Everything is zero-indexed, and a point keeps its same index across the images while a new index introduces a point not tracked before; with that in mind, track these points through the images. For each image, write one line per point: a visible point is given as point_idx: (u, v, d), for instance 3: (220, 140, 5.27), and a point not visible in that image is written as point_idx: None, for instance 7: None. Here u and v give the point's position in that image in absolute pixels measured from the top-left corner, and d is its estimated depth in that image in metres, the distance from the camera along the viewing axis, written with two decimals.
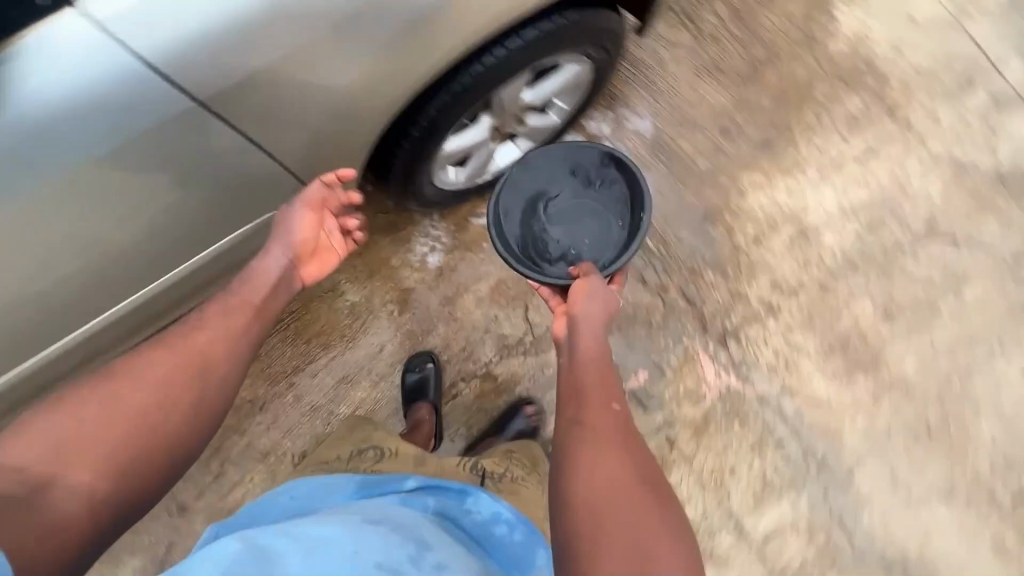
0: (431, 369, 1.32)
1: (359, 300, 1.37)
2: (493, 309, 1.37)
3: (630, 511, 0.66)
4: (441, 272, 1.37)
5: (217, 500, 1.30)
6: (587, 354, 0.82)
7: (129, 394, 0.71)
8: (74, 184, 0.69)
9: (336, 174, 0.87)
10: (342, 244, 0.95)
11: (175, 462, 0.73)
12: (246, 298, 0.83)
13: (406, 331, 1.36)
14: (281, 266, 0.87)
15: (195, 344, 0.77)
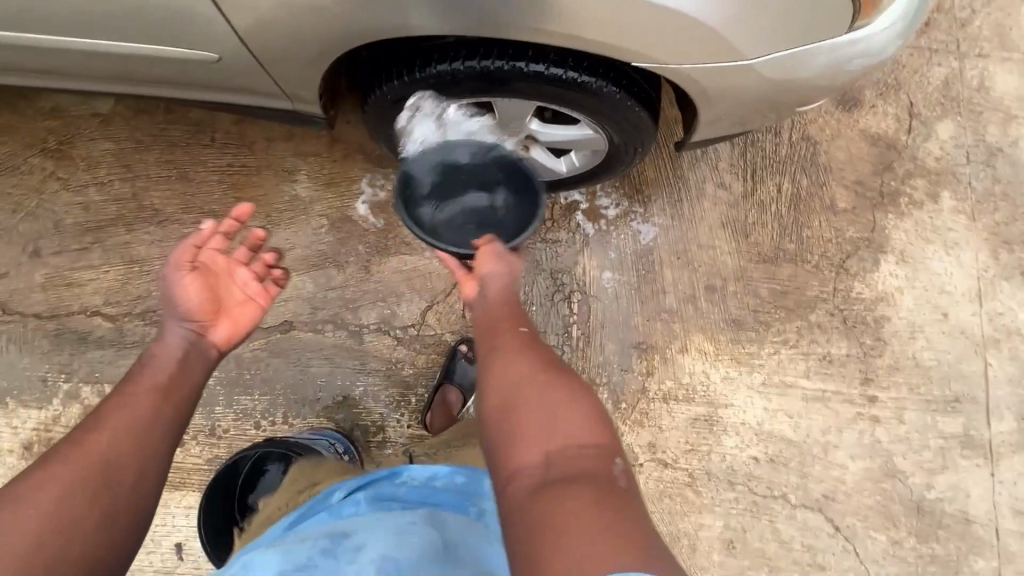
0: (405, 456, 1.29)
1: (302, 196, 1.37)
2: (402, 285, 1.36)
3: (535, 404, 0.71)
4: (384, 224, 1.37)
5: (67, 266, 1.32)
6: (498, 312, 0.85)
7: (25, 513, 0.63)
8: None
9: (232, 217, 0.94)
10: (261, 292, 0.98)
11: (119, 546, 0.68)
12: (148, 380, 0.80)
13: (320, 249, 1.36)
14: (185, 338, 0.86)
15: (99, 444, 0.70)
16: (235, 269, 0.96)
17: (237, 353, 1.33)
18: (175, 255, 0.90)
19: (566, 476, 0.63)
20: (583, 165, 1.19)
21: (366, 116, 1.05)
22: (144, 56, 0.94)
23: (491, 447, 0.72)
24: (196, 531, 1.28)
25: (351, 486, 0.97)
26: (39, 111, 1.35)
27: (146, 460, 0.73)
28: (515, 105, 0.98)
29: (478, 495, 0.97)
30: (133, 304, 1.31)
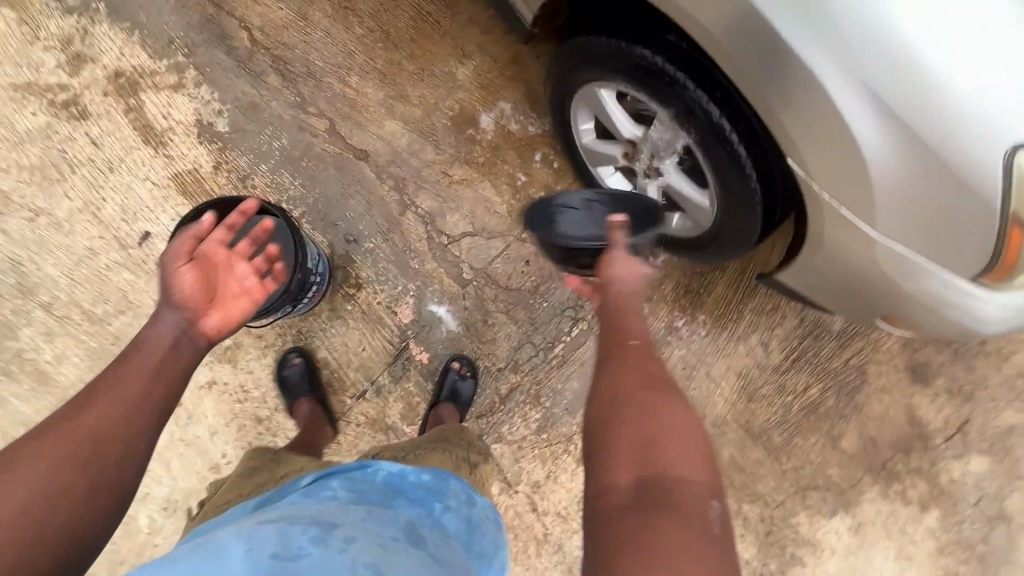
0: (299, 362, 1.32)
1: (457, 76, 1.45)
2: (468, 201, 1.42)
3: (643, 407, 0.74)
4: (495, 148, 1.44)
5: None
6: (615, 320, 0.88)
7: (7, 491, 0.65)
8: None
9: (239, 207, 1.01)
10: (258, 287, 0.96)
11: (115, 496, 0.72)
12: (136, 365, 0.80)
13: (434, 124, 1.44)
14: (174, 324, 0.87)
15: (83, 423, 0.72)
16: (235, 262, 0.96)
17: (310, 140, 1.40)
18: (176, 243, 0.92)
19: (660, 501, 0.64)
20: (675, 229, 1.23)
21: (553, 62, 1.17)
22: None
23: (593, 437, 0.75)
24: (165, 235, 1.34)
25: (320, 473, 0.88)
26: None
27: (127, 438, 0.73)
28: (670, 132, 1.03)
29: (447, 491, 0.88)
30: (276, 45, 1.42)
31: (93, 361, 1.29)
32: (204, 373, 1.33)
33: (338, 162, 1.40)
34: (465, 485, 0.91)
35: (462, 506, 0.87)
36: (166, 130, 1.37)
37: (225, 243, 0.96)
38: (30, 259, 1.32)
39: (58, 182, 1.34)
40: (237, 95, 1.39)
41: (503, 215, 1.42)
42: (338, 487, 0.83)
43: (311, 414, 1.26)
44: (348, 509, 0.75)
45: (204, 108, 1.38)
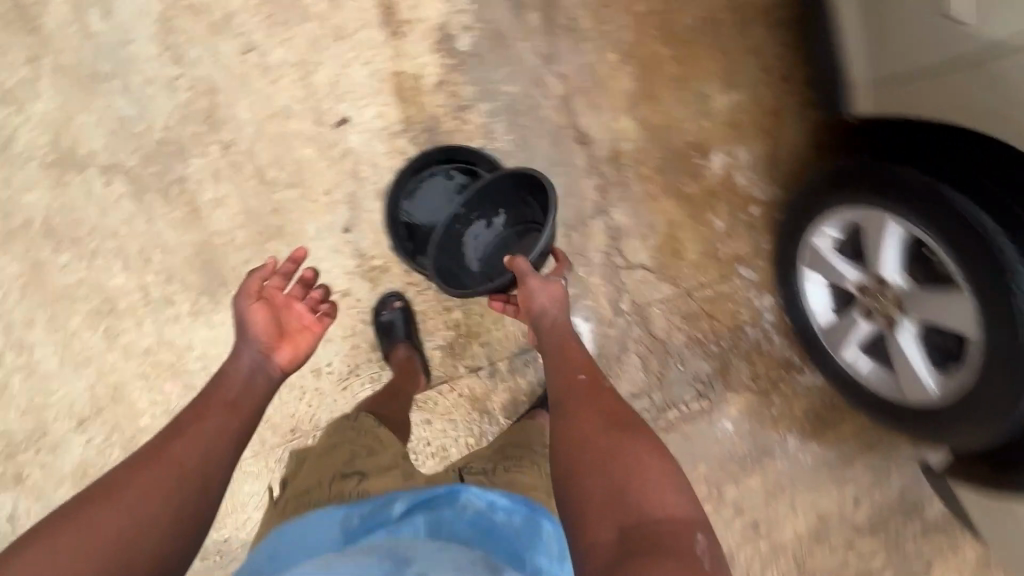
0: (402, 310, 1.26)
1: (711, 103, 1.32)
2: (659, 233, 1.33)
3: (620, 457, 0.76)
4: (710, 193, 1.34)
5: None
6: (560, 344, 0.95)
7: (103, 515, 0.68)
8: None
9: (292, 256, 0.97)
10: (315, 320, 0.97)
11: (195, 523, 0.73)
12: (219, 398, 0.84)
13: (666, 140, 1.32)
14: (253, 359, 0.89)
15: (171, 455, 0.75)
16: (291, 302, 0.96)
17: (540, 100, 1.29)
18: (246, 282, 0.94)
19: (651, 541, 0.67)
20: (860, 374, 1.17)
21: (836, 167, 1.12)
22: None
23: (567, 487, 0.78)
24: (363, 129, 1.26)
25: (411, 499, 0.85)
26: None
27: (208, 471, 0.76)
28: (950, 303, 0.95)
29: (542, 544, 0.83)
30: None
31: (249, 221, 1.26)
32: (341, 280, 1.28)
33: (556, 135, 1.30)
34: (558, 531, 0.86)
35: (556, 561, 0.82)
36: (408, 20, 1.26)
37: (281, 288, 0.97)
38: (226, 91, 1.24)
39: (283, 26, 1.24)
40: (491, 18, 1.27)
41: (685, 263, 1.34)
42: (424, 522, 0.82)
43: (408, 362, 1.23)
44: (425, 546, 0.74)
45: (455, 16, 1.26)
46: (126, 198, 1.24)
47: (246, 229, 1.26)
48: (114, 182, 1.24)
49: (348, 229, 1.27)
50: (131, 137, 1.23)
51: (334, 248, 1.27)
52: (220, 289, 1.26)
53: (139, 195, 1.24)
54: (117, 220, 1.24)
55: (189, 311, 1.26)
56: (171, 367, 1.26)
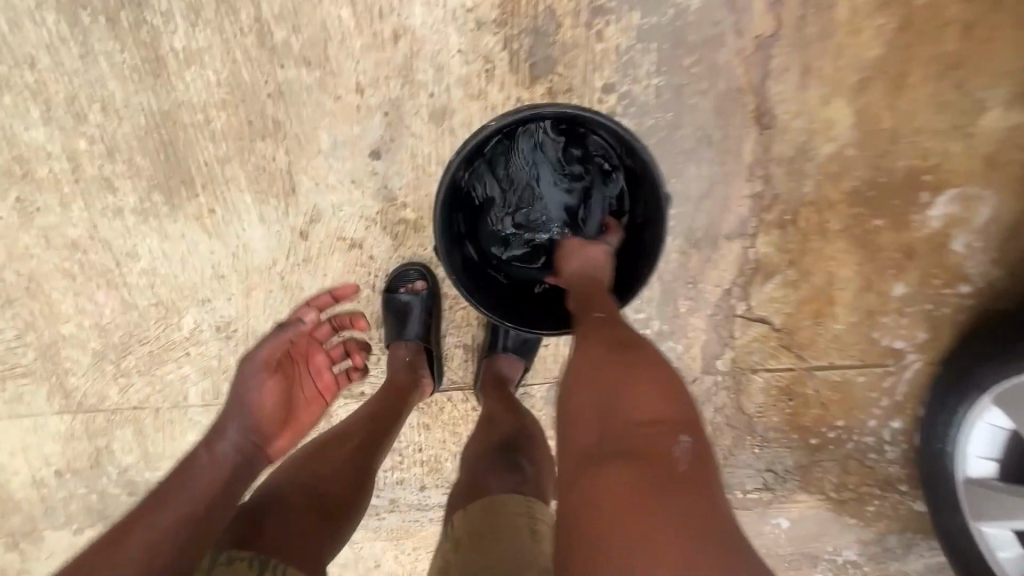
0: (422, 294, 0.91)
1: (979, 119, 0.83)
2: (810, 285, 0.92)
3: (618, 381, 0.54)
4: (907, 252, 0.90)
5: None
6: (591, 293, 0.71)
7: None
8: None
9: (330, 292, 0.88)
10: (333, 384, 0.92)
11: None
12: (206, 476, 0.69)
13: (883, 156, 0.85)
14: (245, 434, 0.78)
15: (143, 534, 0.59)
16: (314, 354, 0.91)
17: (724, 34, 0.79)
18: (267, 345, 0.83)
19: (636, 462, 0.47)
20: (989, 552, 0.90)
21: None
22: None
23: (563, 442, 0.55)
24: (436, 3, 0.78)
25: None
26: None
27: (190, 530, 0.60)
28: None
29: None
30: None
31: (235, 101, 0.83)
32: (352, 225, 0.89)
33: (726, 100, 0.82)
34: None
35: None
36: None
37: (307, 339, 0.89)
38: None
39: None
40: None
41: (824, 334, 0.95)
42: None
43: (409, 369, 0.90)
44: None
45: None
46: (52, 10, 0.79)
47: (228, 110, 0.83)
48: None
49: (376, 154, 0.85)
50: None
51: (352, 177, 0.87)
52: (181, 190, 0.88)
53: (72, 11, 0.79)
54: (37, 42, 0.81)
55: (135, 207, 0.89)
56: (106, 275, 0.93)
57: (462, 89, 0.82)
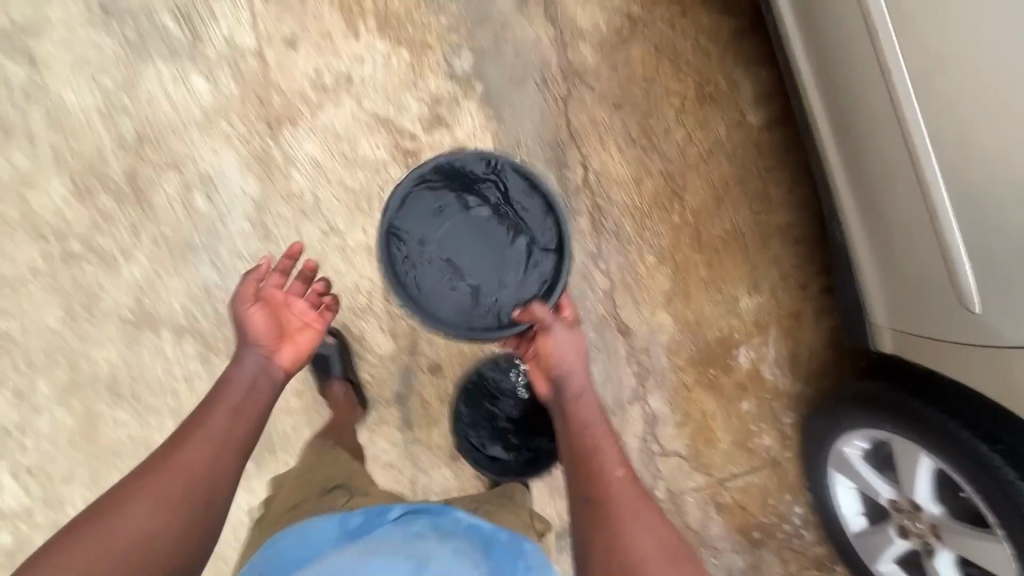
0: (336, 346, 1.33)
1: (739, 305, 1.46)
2: (693, 420, 1.41)
3: (653, 544, 0.86)
4: (741, 386, 1.43)
5: (615, 130, 1.50)
6: (593, 439, 0.99)
7: (130, 510, 0.81)
8: (908, 126, 1.02)
9: (292, 250, 1.10)
10: (315, 317, 1.14)
11: (213, 500, 0.88)
12: (227, 405, 0.98)
13: (699, 334, 1.44)
14: (255, 361, 1.04)
15: (186, 459, 0.88)
16: (291, 300, 1.13)
17: (586, 292, 1.43)
18: (242, 288, 1.07)
19: None
20: None
21: (849, 390, 1.22)
22: (860, 196, 1.16)
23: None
24: None
25: (408, 508, 0.94)
26: (726, 70, 1.58)
27: (222, 465, 0.91)
28: (991, 551, 1.03)
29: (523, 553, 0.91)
30: (602, 194, 1.47)
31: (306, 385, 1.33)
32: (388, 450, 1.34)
33: (599, 324, 1.42)
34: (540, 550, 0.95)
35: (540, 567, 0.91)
36: None
37: (282, 289, 1.11)
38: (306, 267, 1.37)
39: (364, 213, 1.40)
40: None
41: (716, 451, 1.40)
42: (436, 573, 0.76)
43: (345, 398, 1.33)
44: (441, 544, 0.83)
45: None
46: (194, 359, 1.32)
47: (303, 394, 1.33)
48: (186, 342, 1.33)
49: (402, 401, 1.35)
50: (209, 302, 1.34)
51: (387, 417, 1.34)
52: None
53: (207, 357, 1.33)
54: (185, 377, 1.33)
55: None
56: None
57: (447, 351, 1.38)
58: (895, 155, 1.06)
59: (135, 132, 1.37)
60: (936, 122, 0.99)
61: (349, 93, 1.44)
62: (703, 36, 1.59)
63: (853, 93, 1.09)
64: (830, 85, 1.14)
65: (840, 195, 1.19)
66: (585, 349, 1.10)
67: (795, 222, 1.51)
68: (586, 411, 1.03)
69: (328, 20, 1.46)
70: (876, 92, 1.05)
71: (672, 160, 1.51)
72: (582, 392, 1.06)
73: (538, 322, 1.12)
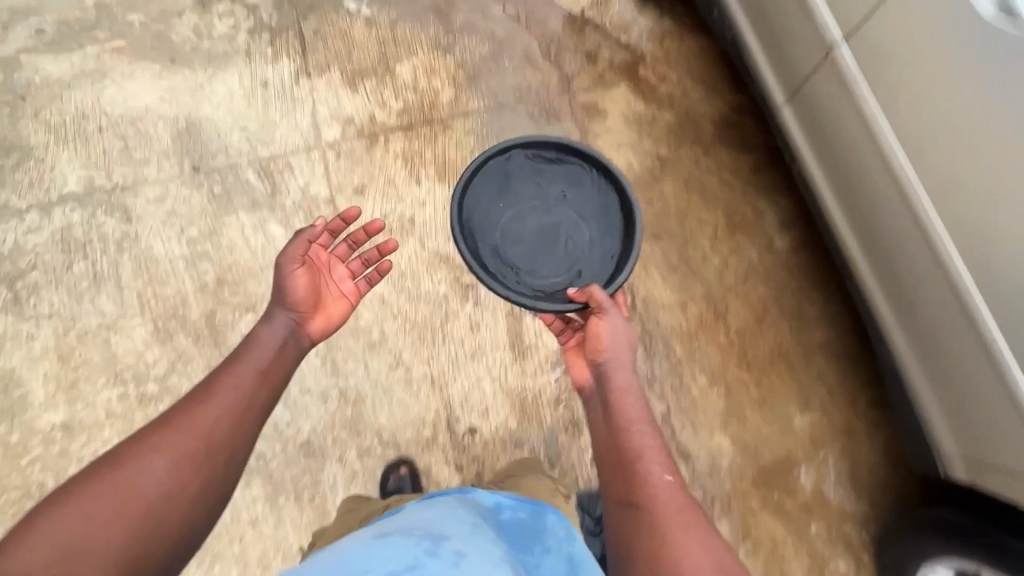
0: (406, 475, 1.38)
1: (793, 423, 1.49)
2: (761, 546, 1.39)
3: (679, 521, 0.90)
4: (807, 508, 1.42)
5: (656, 258, 1.62)
6: (640, 423, 1.06)
7: (153, 464, 0.87)
8: (922, 267, 1.21)
9: (349, 211, 1.33)
10: (352, 289, 1.32)
11: (228, 470, 0.95)
12: (253, 368, 1.08)
13: (758, 455, 1.46)
14: (287, 322, 1.20)
15: (204, 420, 0.96)
16: (334, 264, 1.32)
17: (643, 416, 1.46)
18: (291, 249, 1.24)
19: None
20: None
21: (932, 514, 1.25)
22: (897, 316, 1.34)
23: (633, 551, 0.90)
24: (489, 437, 1.42)
25: (426, 496, 1.04)
26: (750, 201, 1.74)
27: (240, 436, 0.98)
28: None
29: (541, 531, 1.02)
30: (650, 319, 1.55)
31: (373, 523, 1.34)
32: None
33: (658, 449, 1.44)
34: (563, 522, 1.04)
35: (562, 545, 1.00)
36: (532, 344, 1.49)
37: (330, 253, 1.31)
38: (373, 400, 1.42)
39: (428, 345, 1.47)
40: None
41: None
42: (455, 545, 0.85)
43: None
44: (456, 524, 0.92)
45: None
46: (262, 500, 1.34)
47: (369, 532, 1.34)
48: (254, 483, 1.36)
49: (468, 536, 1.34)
50: (280, 440, 1.38)
51: None
52: None
53: (274, 496, 1.35)
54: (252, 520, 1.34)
55: None
56: None
57: None
58: (918, 288, 1.25)
59: (215, 276, 1.47)
60: (943, 267, 1.16)
61: (412, 234, 1.57)
62: (726, 171, 1.77)
63: (886, 241, 1.30)
64: (867, 232, 1.35)
65: (888, 321, 1.37)
66: (633, 339, 1.20)
67: (835, 338, 1.59)
68: (631, 407, 1.08)
69: (392, 171, 1.63)
70: (881, 184, 1.25)
71: (712, 284, 1.61)
72: (622, 387, 1.14)
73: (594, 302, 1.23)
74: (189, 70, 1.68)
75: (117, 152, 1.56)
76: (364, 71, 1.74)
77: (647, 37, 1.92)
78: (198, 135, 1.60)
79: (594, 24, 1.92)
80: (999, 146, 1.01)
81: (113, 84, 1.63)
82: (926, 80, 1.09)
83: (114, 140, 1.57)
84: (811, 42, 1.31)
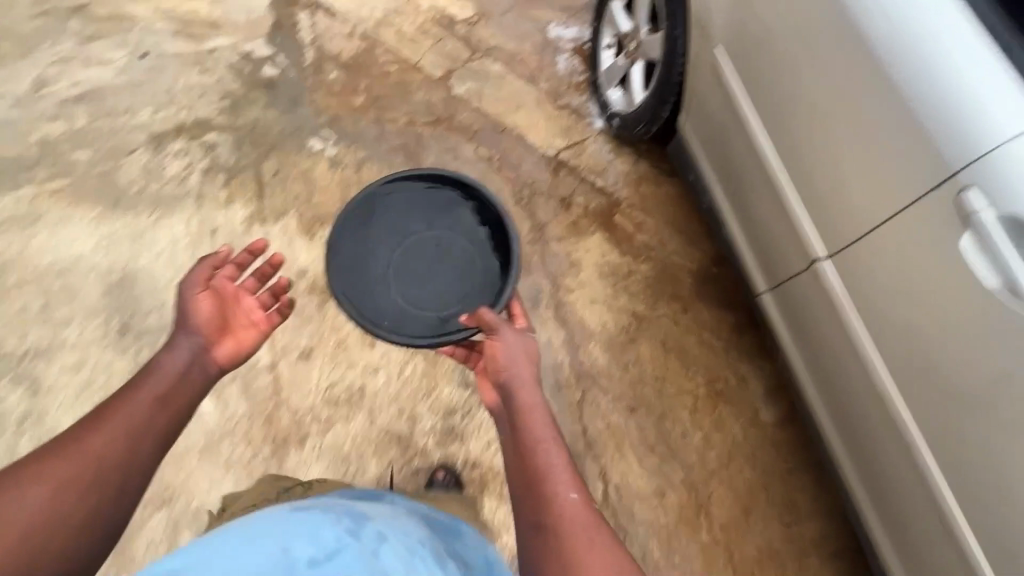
0: None
1: None
2: None
3: (581, 533, 0.89)
4: None
5: (633, 435, 1.49)
6: (535, 432, 1.01)
7: (28, 496, 0.80)
8: (912, 474, 1.17)
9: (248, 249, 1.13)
10: (264, 318, 1.13)
11: (120, 491, 0.87)
12: (150, 390, 0.95)
13: None
14: (185, 356, 1.01)
15: (93, 443, 0.87)
16: (241, 296, 1.13)
17: None
18: (196, 273, 1.08)
19: None
20: None
21: None
22: (881, 504, 1.30)
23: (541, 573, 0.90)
24: None
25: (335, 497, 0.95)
26: (735, 367, 1.62)
27: (133, 456, 0.89)
28: None
29: (455, 532, 0.98)
30: (621, 513, 1.42)
31: None
32: None
33: None
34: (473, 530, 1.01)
35: (475, 548, 0.97)
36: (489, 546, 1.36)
37: (233, 280, 1.12)
38: None
39: None
40: None
41: None
42: (377, 530, 0.80)
43: None
44: (376, 513, 0.88)
45: None
46: None
47: None
48: None
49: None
50: None
51: None
52: None
53: None
54: None
55: None
56: None
57: None
58: (905, 491, 1.21)
59: None
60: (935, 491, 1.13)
61: (361, 406, 1.41)
62: (706, 330, 1.66)
63: (884, 470, 1.25)
64: (848, 415, 1.30)
65: (884, 537, 1.33)
66: (533, 351, 1.14)
67: (828, 535, 1.45)
68: (535, 424, 1.02)
69: (345, 330, 1.49)
70: (845, 354, 1.23)
71: (694, 469, 1.47)
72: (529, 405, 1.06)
73: (485, 327, 1.15)
74: (132, 215, 1.57)
75: (36, 311, 1.44)
76: (323, 218, 1.64)
77: (624, 182, 1.86)
78: (131, 289, 1.47)
79: (569, 167, 1.86)
80: (991, 402, 0.96)
81: (46, 232, 1.53)
82: (912, 302, 1.04)
83: (36, 298, 1.45)
84: (797, 255, 1.28)
